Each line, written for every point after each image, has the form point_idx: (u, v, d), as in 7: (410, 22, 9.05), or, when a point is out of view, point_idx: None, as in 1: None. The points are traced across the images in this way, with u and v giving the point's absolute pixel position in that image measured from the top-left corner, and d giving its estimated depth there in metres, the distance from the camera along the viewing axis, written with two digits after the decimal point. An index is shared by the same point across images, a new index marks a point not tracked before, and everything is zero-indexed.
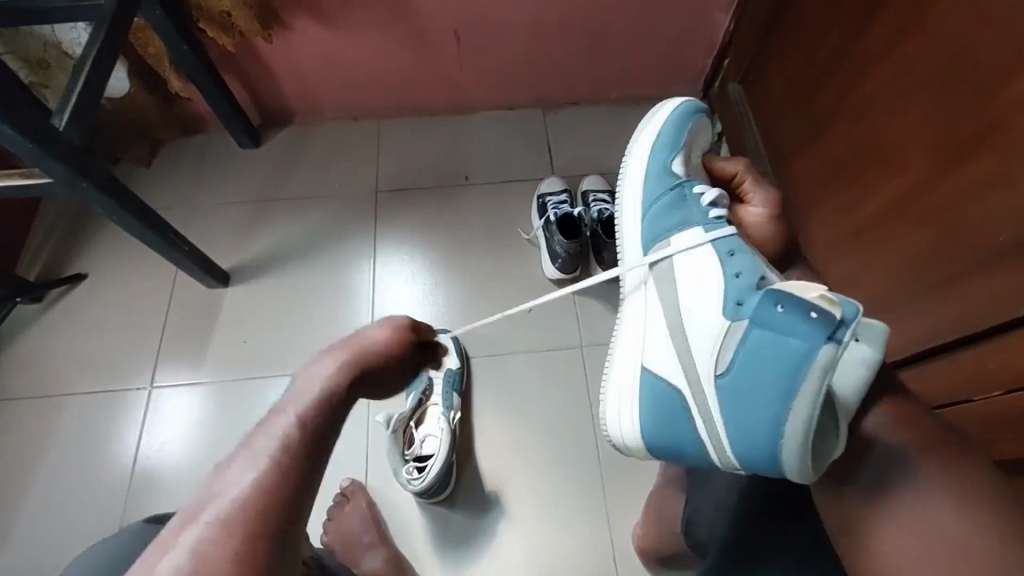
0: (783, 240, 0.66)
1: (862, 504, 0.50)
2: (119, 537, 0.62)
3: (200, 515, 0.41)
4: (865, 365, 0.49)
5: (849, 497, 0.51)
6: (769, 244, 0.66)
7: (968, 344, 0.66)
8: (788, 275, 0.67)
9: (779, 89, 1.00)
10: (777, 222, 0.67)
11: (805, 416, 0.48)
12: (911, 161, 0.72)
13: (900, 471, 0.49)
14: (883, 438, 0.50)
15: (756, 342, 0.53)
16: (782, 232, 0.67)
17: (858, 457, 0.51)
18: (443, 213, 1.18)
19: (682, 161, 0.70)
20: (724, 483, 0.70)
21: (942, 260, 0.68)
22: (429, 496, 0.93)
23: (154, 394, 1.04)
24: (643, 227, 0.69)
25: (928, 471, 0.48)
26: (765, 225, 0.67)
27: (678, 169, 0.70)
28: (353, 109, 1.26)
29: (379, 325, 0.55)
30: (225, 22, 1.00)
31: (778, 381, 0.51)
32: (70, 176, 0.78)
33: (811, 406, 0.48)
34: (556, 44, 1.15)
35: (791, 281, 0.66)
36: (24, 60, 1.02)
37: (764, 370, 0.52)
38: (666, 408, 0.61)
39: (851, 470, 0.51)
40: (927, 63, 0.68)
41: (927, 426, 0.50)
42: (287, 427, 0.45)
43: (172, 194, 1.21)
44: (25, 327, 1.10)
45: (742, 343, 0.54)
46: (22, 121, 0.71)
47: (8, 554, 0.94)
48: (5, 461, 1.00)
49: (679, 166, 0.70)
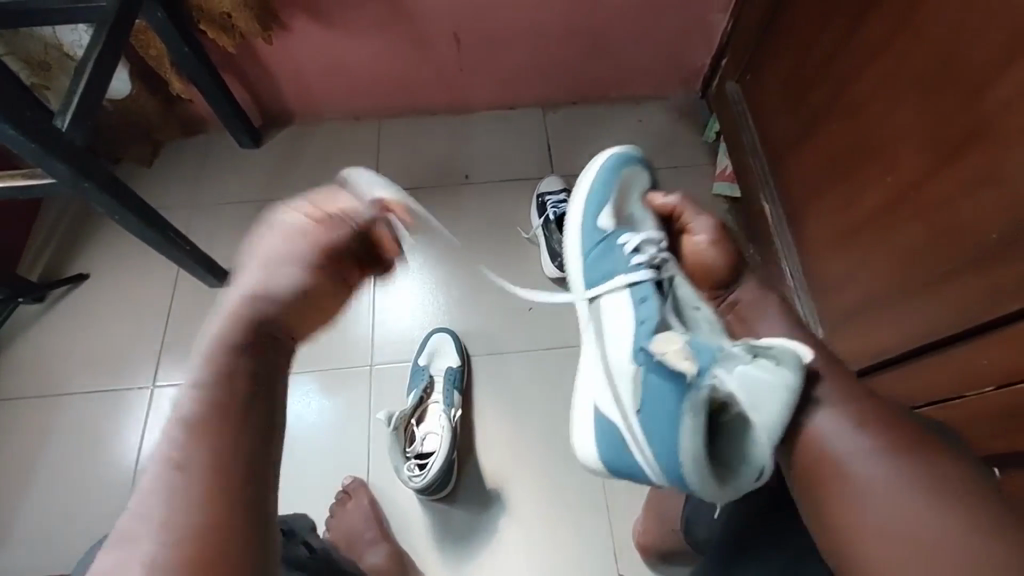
0: (729, 263, 0.64)
1: (833, 505, 0.45)
2: None
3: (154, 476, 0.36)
4: (770, 395, 0.48)
5: (820, 499, 0.47)
6: (715, 269, 0.64)
7: (960, 340, 0.66)
8: (745, 288, 0.63)
9: (773, 89, 1.01)
10: (716, 245, 0.65)
11: (690, 459, 0.50)
12: (903, 159, 0.73)
13: (854, 455, 0.46)
14: (835, 441, 0.47)
15: (652, 388, 0.57)
16: (724, 254, 0.64)
17: (813, 464, 0.47)
18: (443, 212, 1.19)
19: (611, 213, 0.73)
20: None
21: (935, 257, 0.69)
22: (430, 493, 0.93)
23: (155, 393, 1.05)
24: (584, 275, 0.73)
25: (887, 449, 0.46)
26: (703, 250, 0.65)
27: (605, 222, 0.73)
28: (353, 109, 1.27)
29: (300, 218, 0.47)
30: (225, 24, 1.01)
31: (666, 427, 0.53)
32: (73, 175, 0.78)
33: (692, 450, 0.49)
34: (554, 44, 1.16)
35: (749, 293, 0.62)
36: (25, 61, 1.02)
37: (655, 410, 0.55)
38: (611, 447, 0.63)
39: (811, 474, 0.47)
40: (920, 62, 0.69)
41: (878, 411, 0.48)
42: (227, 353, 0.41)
43: (173, 194, 1.22)
44: (27, 326, 1.11)
45: (644, 389, 0.58)
46: (24, 122, 0.71)
47: (12, 552, 0.94)
48: (8, 460, 1.01)
49: (606, 220, 0.73)
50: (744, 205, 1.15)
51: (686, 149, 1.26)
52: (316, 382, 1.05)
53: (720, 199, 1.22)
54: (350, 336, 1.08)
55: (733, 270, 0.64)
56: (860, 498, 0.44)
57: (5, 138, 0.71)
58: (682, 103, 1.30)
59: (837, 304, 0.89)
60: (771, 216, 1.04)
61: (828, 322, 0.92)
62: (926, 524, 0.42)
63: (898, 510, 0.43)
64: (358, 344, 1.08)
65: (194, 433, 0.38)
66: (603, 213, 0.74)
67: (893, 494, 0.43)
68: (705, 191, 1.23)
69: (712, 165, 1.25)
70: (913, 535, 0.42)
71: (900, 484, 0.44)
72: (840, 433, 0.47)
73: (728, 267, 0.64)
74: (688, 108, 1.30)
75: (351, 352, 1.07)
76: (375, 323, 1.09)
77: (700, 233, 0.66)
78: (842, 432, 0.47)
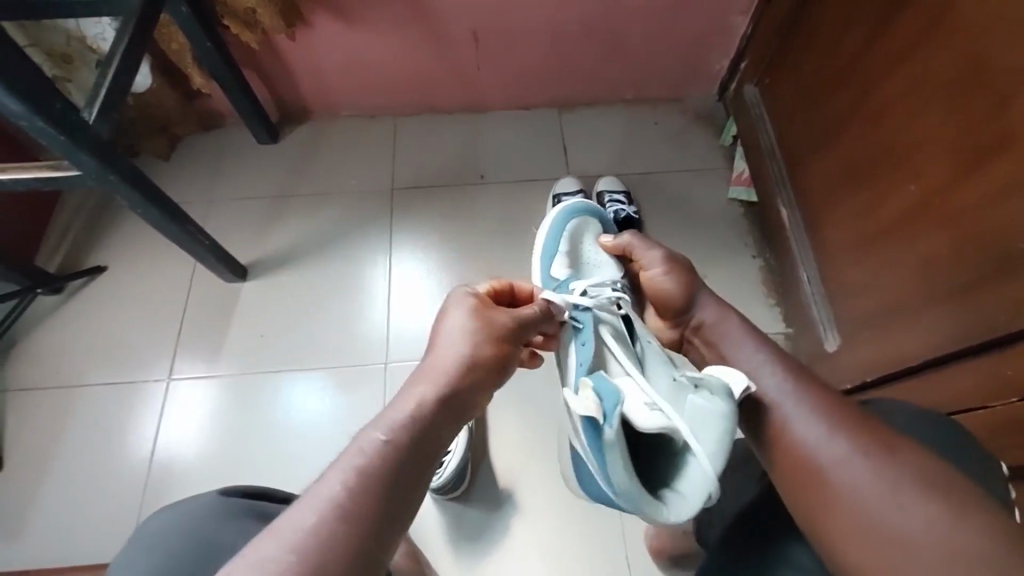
0: (679, 287, 0.67)
1: (823, 505, 0.42)
2: (145, 529, 0.63)
3: (294, 511, 0.38)
4: (700, 428, 0.49)
5: (811, 502, 0.43)
6: (668, 295, 0.67)
7: (994, 346, 0.64)
8: (704, 311, 0.63)
9: (792, 93, 1.01)
10: (670, 268, 0.69)
11: (629, 498, 0.51)
12: (929, 165, 0.72)
13: (799, 421, 0.46)
14: (822, 449, 0.44)
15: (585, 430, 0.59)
16: (680, 275, 0.68)
17: (811, 473, 0.44)
18: (459, 211, 1.19)
19: (562, 261, 0.88)
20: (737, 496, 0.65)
21: (963, 263, 0.68)
22: (444, 492, 0.94)
23: (171, 385, 1.05)
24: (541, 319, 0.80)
25: (834, 413, 0.46)
26: (659, 274, 0.70)
27: (558, 271, 0.87)
28: (370, 108, 1.27)
29: (453, 315, 0.56)
30: (248, 19, 1.00)
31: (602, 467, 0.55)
32: (99, 168, 0.79)
33: (625, 486, 0.51)
34: (573, 45, 1.16)
35: (707, 316, 0.62)
36: (49, 53, 1.03)
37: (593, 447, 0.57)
38: (584, 477, 0.67)
39: (805, 482, 0.44)
40: (948, 68, 0.68)
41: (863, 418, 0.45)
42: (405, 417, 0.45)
43: (192, 188, 1.23)
44: (44, 317, 1.11)
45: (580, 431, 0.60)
46: (53, 115, 0.71)
47: (29, 541, 0.95)
48: (24, 449, 1.01)
49: (558, 269, 0.87)
50: (761, 209, 1.15)
51: (702, 152, 1.26)
52: (332, 379, 1.05)
53: (735, 204, 1.21)
54: (365, 334, 1.09)
55: (692, 289, 0.66)
56: (806, 461, 0.44)
57: (33, 129, 0.72)
58: (699, 106, 1.30)
59: (855, 310, 0.89)
60: (789, 221, 1.04)
61: (845, 328, 0.92)
62: (870, 486, 0.41)
63: (845, 473, 0.42)
64: (372, 342, 1.08)
65: (343, 495, 0.39)
66: (558, 260, 0.88)
67: (839, 456, 0.43)
68: (720, 195, 1.22)
69: (728, 169, 1.25)
70: (855, 493, 0.41)
71: (846, 447, 0.43)
72: (786, 401, 0.48)
73: (687, 285, 0.67)
74: (704, 111, 1.30)
75: (366, 350, 1.07)
76: (391, 321, 1.10)
77: (653, 261, 0.71)
78: (789, 400, 0.48)
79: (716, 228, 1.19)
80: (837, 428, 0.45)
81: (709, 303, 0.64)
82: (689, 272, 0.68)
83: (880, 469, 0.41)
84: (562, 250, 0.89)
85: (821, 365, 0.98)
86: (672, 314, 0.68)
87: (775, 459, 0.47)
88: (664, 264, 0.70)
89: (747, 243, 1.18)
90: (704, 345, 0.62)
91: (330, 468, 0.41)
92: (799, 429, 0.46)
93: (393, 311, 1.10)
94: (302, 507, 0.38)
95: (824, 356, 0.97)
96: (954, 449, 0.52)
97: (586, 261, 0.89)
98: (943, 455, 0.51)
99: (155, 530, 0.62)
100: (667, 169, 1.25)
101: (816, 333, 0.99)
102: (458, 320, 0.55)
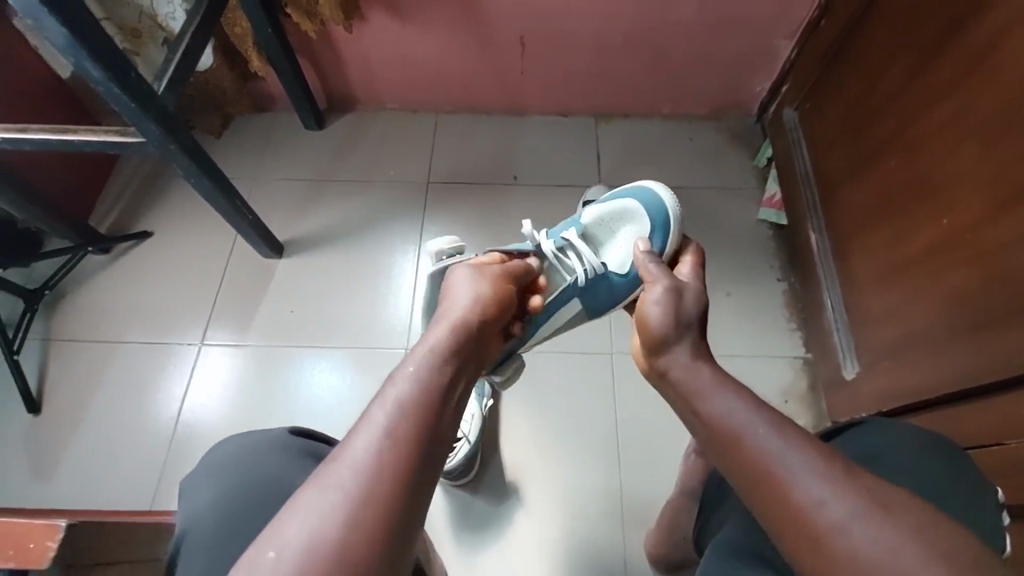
0: (670, 328, 0.59)
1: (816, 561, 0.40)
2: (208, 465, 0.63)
3: (343, 455, 0.44)
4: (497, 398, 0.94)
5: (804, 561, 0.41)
6: (653, 328, 0.59)
7: (1007, 389, 0.66)
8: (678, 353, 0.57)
9: (831, 119, 1.01)
10: (668, 295, 0.62)
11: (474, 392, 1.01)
12: (963, 200, 0.72)
13: (801, 480, 0.43)
14: (832, 506, 0.41)
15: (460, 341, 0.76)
16: (673, 307, 0.61)
17: (804, 521, 0.42)
18: (491, 208, 1.22)
19: (594, 217, 0.84)
20: (723, 517, 0.67)
21: (992, 298, 0.68)
22: (452, 479, 0.96)
23: (202, 350, 1.10)
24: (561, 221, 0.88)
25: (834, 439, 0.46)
26: (649, 299, 0.62)
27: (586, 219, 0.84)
28: (412, 102, 1.32)
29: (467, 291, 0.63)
30: (311, 10, 1.05)
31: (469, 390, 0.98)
32: (161, 137, 0.84)
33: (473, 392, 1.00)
34: (617, 59, 1.18)
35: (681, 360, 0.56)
36: (121, 27, 1.10)
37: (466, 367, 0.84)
38: None
39: (800, 537, 0.41)
40: (988, 105, 0.68)
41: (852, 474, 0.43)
42: (420, 369, 0.51)
43: (240, 164, 1.28)
44: (89, 277, 1.17)
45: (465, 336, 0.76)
46: (129, 85, 0.77)
47: (56, 483, 1.01)
48: (59, 397, 1.07)
49: (588, 216, 0.84)
50: (790, 232, 1.15)
51: (736, 172, 1.27)
52: (351, 359, 1.09)
53: (764, 225, 1.21)
54: (388, 320, 1.12)
55: (680, 327, 0.59)
56: (804, 523, 0.41)
57: (109, 95, 0.77)
58: (736, 126, 1.31)
59: (877, 339, 0.89)
60: (816, 246, 1.04)
61: (865, 357, 0.92)
62: (870, 545, 0.39)
63: (846, 536, 0.40)
64: (393, 328, 1.11)
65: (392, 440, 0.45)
66: (593, 211, 0.84)
67: (840, 517, 0.40)
68: (751, 215, 1.23)
69: (760, 191, 1.25)
70: (857, 554, 0.39)
71: (847, 508, 0.41)
72: (782, 453, 0.45)
73: (673, 320, 0.59)
74: (740, 131, 1.31)
75: (388, 334, 1.11)
76: (413, 310, 1.13)
77: (652, 289, 0.64)
78: (786, 457, 0.45)
79: (742, 247, 1.19)
80: (835, 484, 0.42)
81: (698, 339, 0.59)
82: (687, 311, 0.61)
83: (876, 516, 0.40)
84: (599, 211, 0.84)
85: (839, 392, 0.98)
86: (644, 340, 0.60)
87: (768, 517, 0.44)
88: (663, 291, 0.63)
89: (773, 265, 1.18)
90: (683, 384, 0.55)
91: (370, 412, 0.47)
92: (799, 489, 0.43)
93: (418, 298, 1.14)
94: (356, 434, 0.46)
95: (842, 384, 0.97)
96: (961, 486, 0.53)
97: (605, 238, 0.85)
98: (949, 492, 0.52)
99: (216, 464, 0.62)
100: (698, 185, 1.26)
101: (835, 360, 0.99)
102: (465, 292, 0.63)
